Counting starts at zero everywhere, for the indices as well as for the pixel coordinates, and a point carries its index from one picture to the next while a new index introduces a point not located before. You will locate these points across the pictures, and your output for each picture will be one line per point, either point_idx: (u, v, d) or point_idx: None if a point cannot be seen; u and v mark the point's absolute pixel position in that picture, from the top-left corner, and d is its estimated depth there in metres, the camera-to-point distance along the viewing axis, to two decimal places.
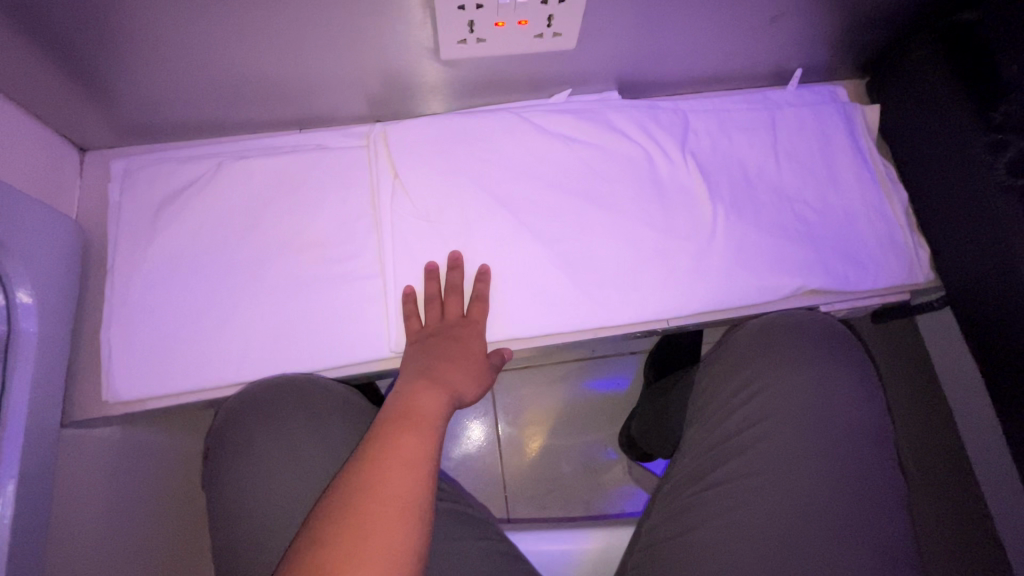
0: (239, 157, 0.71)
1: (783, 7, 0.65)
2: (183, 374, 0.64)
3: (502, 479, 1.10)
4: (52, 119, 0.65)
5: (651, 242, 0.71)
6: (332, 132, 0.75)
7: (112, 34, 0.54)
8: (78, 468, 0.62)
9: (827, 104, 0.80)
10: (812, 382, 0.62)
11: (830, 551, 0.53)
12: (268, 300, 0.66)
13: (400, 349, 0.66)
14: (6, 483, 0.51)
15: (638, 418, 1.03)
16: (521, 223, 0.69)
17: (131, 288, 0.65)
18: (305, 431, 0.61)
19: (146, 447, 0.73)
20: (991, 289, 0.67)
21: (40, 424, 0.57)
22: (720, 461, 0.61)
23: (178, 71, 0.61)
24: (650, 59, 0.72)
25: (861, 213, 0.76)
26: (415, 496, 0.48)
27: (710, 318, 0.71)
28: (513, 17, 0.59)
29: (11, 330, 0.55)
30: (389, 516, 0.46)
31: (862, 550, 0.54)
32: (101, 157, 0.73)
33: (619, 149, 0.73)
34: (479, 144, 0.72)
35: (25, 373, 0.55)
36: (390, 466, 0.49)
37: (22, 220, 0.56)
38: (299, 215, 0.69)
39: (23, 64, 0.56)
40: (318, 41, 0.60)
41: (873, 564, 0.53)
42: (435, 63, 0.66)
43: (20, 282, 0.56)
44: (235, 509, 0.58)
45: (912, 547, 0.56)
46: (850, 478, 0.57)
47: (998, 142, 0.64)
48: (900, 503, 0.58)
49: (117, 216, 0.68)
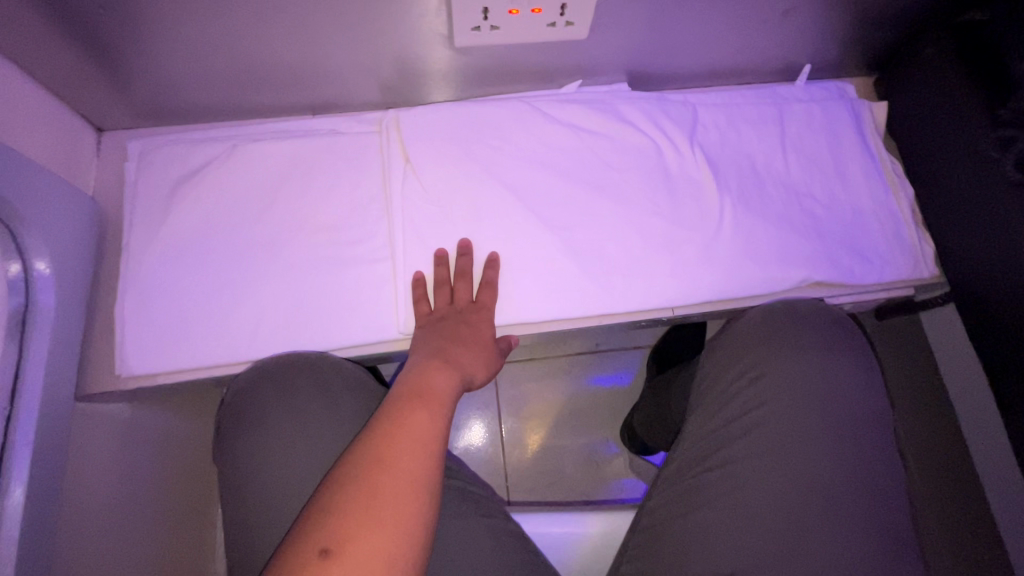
0: (253, 141, 0.72)
1: (794, 1, 0.66)
2: (195, 351, 0.65)
3: (504, 469, 1.11)
4: (71, 98, 0.66)
5: (658, 232, 0.71)
6: (344, 118, 0.76)
7: (132, 14, 0.55)
8: (91, 439, 0.63)
9: (835, 100, 0.80)
10: (815, 369, 0.63)
11: (829, 535, 0.55)
12: (279, 280, 0.67)
13: (408, 332, 0.67)
14: (23, 449, 0.53)
15: (640, 410, 1.04)
16: (529, 211, 0.70)
17: (146, 266, 0.66)
18: (314, 405, 0.62)
19: (155, 424, 0.75)
20: (996, 285, 0.67)
21: (54, 394, 0.58)
22: (723, 446, 0.61)
23: (196, 54, 0.62)
24: (660, 51, 0.72)
25: (867, 208, 0.76)
26: (424, 473, 0.49)
27: (716, 308, 0.72)
28: (527, 5, 0.59)
29: (30, 302, 0.56)
30: (399, 491, 0.47)
31: (861, 534, 0.55)
32: (117, 138, 0.74)
33: (628, 140, 0.74)
34: (490, 132, 0.73)
35: (41, 343, 0.57)
36: (402, 442, 0.50)
37: (41, 195, 0.58)
38: (311, 198, 0.70)
39: (44, 41, 0.57)
40: (334, 26, 0.61)
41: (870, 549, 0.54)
42: (449, 51, 0.67)
43: (38, 254, 0.57)
44: (245, 480, 0.59)
45: (909, 533, 0.57)
46: (852, 463, 0.58)
47: (1006, 139, 0.64)
48: (900, 490, 0.59)
49: (132, 195, 0.69)
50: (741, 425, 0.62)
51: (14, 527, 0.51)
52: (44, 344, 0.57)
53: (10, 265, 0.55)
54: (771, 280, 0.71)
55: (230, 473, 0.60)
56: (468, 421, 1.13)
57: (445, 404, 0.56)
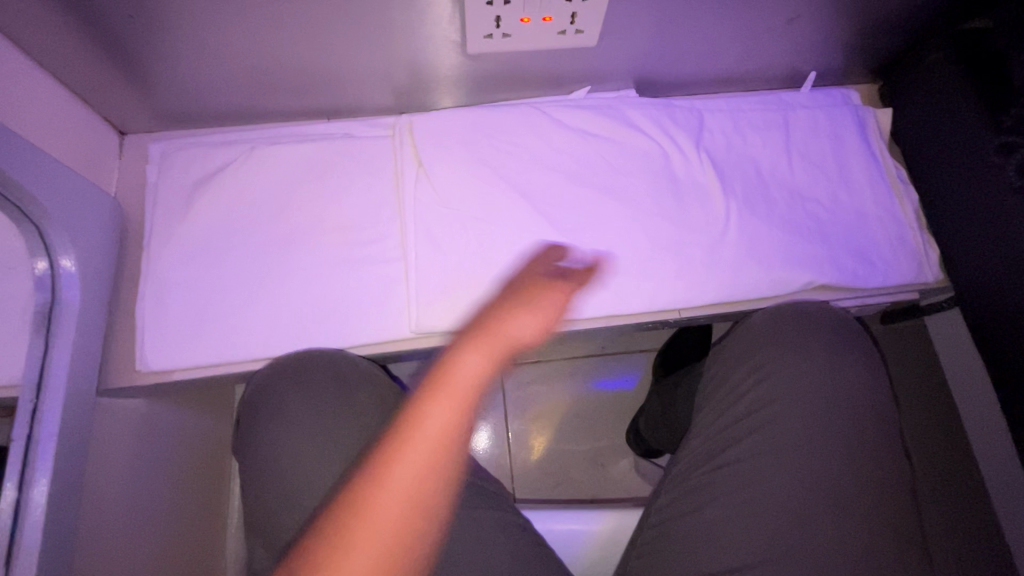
0: (270, 144, 0.74)
1: (799, 10, 0.67)
2: (212, 348, 0.66)
3: (511, 471, 1.11)
4: (96, 102, 0.69)
5: (665, 234, 0.73)
6: (359, 122, 0.78)
7: (158, 20, 0.57)
8: (112, 433, 0.65)
9: (840, 106, 0.82)
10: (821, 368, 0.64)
11: (837, 530, 0.56)
12: (295, 280, 0.69)
13: (419, 331, 0.68)
14: (48, 441, 0.54)
15: (646, 413, 1.04)
16: (539, 213, 0.72)
17: (165, 264, 0.68)
18: (330, 399, 0.63)
19: (172, 419, 0.76)
20: (1000, 289, 0.68)
21: (78, 388, 0.60)
22: (729, 445, 0.62)
23: (218, 60, 0.64)
24: (668, 58, 0.74)
25: (871, 213, 0.77)
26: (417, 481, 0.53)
27: (722, 310, 0.73)
28: (539, 13, 0.61)
29: (55, 298, 0.58)
30: (389, 501, 0.52)
31: (868, 530, 0.56)
32: (139, 140, 0.76)
33: (636, 145, 0.76)
34: (501, 136, 0.74)
35: (66, 338, 0.59)
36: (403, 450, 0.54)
37: (69, 195, 0.60)
38: (326, 200, 0.72)
39: (74, 47, 0.59)
40: (351, 33, 0.62)
41: (877, 544, 0.55)
42: (462, 57, 0.69)
43: (63, 251, 0.59)
44: (263, 472, 0.61)
45: (916, 530, 0.57)
46: (859, 461, 0.59)
47: (1007, 145, 0.65)
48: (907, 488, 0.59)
49: (154, 196, 0.71)
50: (749, 425, 0.63)
51: (39, 515, 0.53)
52: (69, 339, 0.59)
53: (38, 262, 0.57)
54: (776, 282, 0.72)
55: (248, 468, 0.62)
56: (476, 422, 1.14)
57: (460, 402, 0.57)
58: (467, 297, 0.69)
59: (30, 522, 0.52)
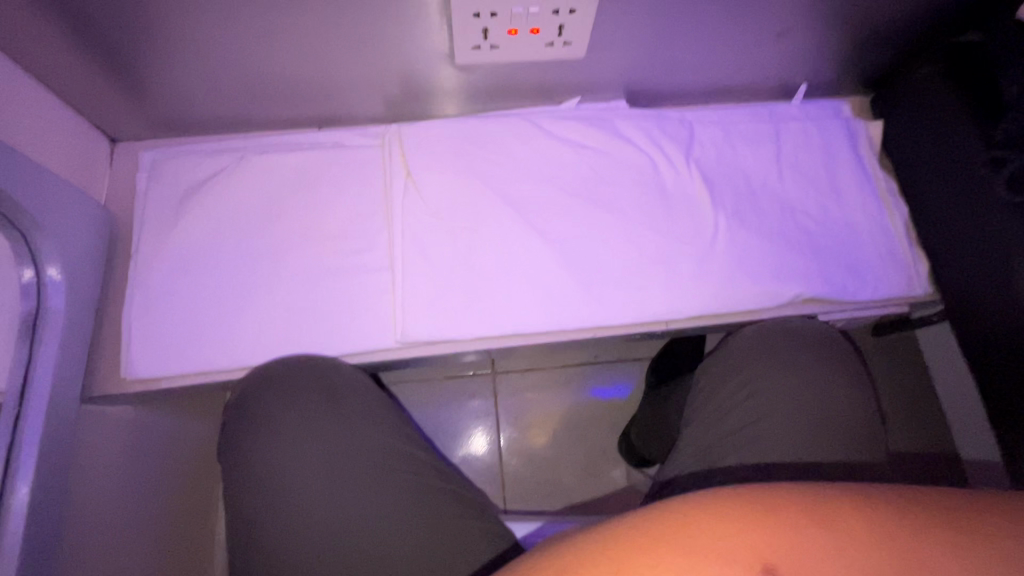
0: (261, 152, 0.74)
1: (787, 23, 0.67)
2: (198, 356, 0.67)
3: (503, 480, 1.11)
4: (88, 110, 0.69)
5: (654, 245, 0.73)
6: (350, 131, 0.78)
7: (147, 31, 0.57)
8: (101, 439, 0.65)
9: (831, 118, 0.82)
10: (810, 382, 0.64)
11: None
12: (282, 288, 0.69)
13: (405, 341, 0.68)
14: (30, 448, 0.54)
15: (638, 424, 1.04)
16: (527, 223, 0.72)
17: (154, 272, 0.69)
18: (318, 408, 0.63)
19: (159, 427, 0.76)
20: (991, 304, 0.68)
21: (63, 396, 0.60)
22: (712, 457, 0.63)
23: (207, 69, 0.64)
24: (657, 70, 0.74)
25: (862, 225, 0.77)
26: None
27: (710, 322, 0.72)
28: (526, 26, 0.62)
29: (41, 306, 0.59)
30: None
31: None
32: (131, 148, 0.77)
33: (626, 156, 0.76)
34: (491, 146, 0.75)
35: (50, 346, 0.59)
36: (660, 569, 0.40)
37: (56, 203, 0.60)
38: (316, 209, 0.72)
39: (65, 56, 0.60)
40: (340, 44, 0.63)
41: None
42: (451, 68, 0.69)
43: (50, 260, 0.60)
44: (248, 479, 0.60)
45: None
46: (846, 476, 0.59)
47: (998, 159, 0.64)
48: None
49: (143, 204, 0.72)
50: (732, 436, 0.63)
51: (19, 524, 0.53)
52: (53, 347, 0.59)
53: (24, 270, 0.57)
54: (764, 294, 0.71)
55: (232, 477, 0.62)
56: (469, 431, 1.13)
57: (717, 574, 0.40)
58: (453, 306, 0.69)
59: (10, 530, 0.52)
